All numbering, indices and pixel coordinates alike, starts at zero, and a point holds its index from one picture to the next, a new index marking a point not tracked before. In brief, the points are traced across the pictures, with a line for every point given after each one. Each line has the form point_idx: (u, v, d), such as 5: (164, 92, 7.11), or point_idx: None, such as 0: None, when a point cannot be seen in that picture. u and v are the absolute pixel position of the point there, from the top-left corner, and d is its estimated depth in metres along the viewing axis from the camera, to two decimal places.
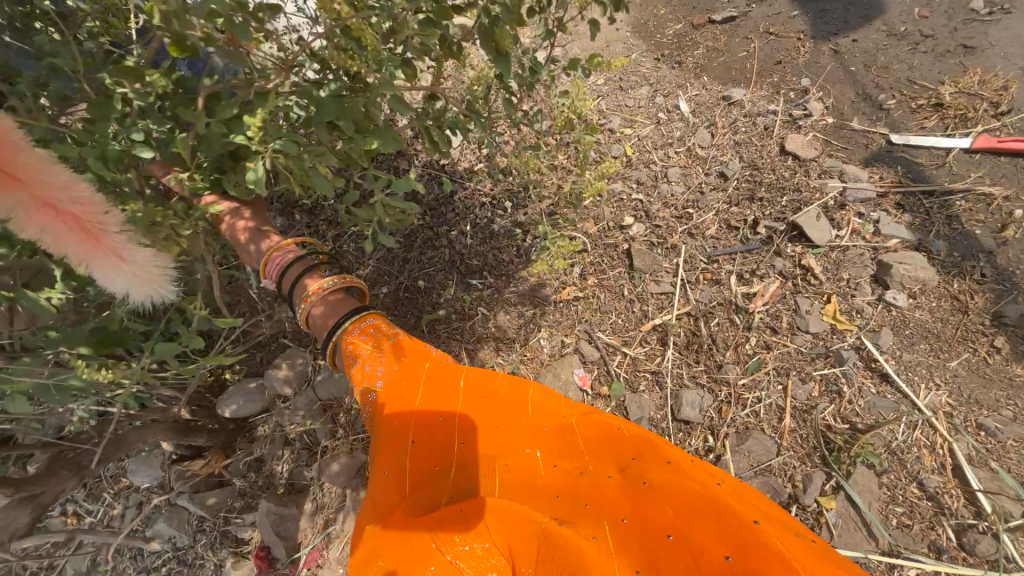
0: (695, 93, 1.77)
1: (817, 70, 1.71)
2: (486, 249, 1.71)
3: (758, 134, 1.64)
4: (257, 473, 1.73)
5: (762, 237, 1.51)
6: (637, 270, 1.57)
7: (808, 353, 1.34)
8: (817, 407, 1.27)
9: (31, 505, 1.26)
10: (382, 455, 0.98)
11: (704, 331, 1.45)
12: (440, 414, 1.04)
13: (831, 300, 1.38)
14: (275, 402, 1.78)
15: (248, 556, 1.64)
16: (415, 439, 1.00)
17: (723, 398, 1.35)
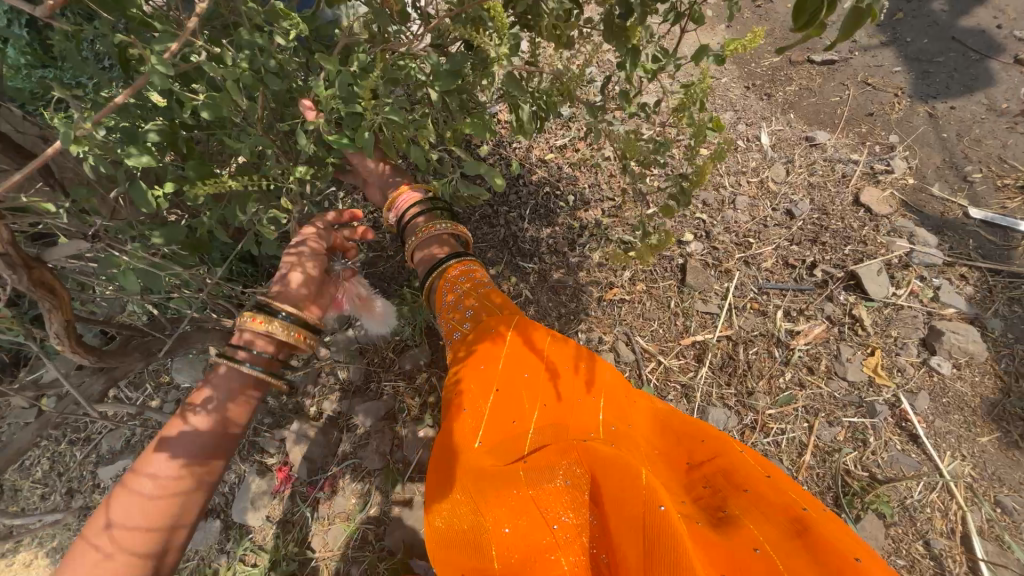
0: (780, 127, 1.79)
1: (907, 130, 1.71)
2: (544, 236, 1.77)
3: (835, 180, 1.66)
4: (289, 397, 1.83)
5: (817, 280, 1.54)
6: (688, 285, 1.62)
7: (840, 399, 1.38)
8: (840, 450, 1.31)
9: (105, 377, 1.41)
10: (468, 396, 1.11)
11: (742, 356, 1.50)
12: (525, 372, 1.13)
13: (875, 353, 1.41)
14: (317, 335, 1.89)
15: (272, 469, 1.72)
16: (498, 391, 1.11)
17: (747, 423, 1.40)
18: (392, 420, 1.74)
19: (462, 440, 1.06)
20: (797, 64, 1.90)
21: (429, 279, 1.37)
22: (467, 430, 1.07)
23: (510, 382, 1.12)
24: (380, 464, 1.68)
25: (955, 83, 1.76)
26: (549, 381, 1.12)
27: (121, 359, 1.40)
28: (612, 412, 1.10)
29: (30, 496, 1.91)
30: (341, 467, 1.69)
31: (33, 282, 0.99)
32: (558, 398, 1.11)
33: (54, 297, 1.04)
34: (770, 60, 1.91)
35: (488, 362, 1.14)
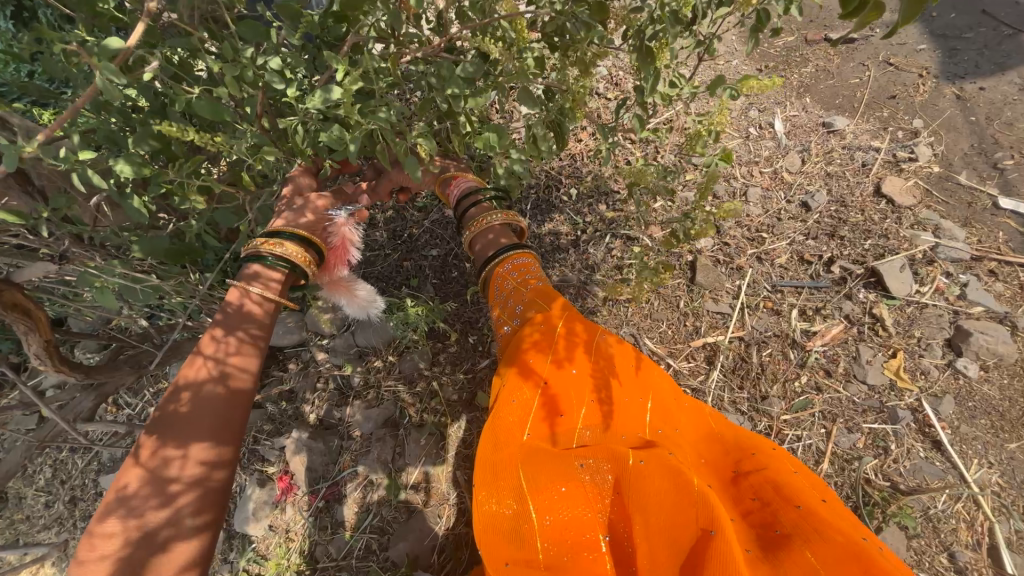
0: (794, 113, 1.69)
1: (932, 113, 1.61)
2: (545, 233, 1.70)
3: (854, 169, 1.56)
4: (288, 403, 1.79)
5: (835, 276, 1.46)
6: (698, 284, 1.54)
7: (859, 404, 1.32)
8: (860, 458, 1.26)
9: (95, 393, 1.37)
10: (516, 386, 1.09)
11: (755, 358, 1.43)
12: (574, 368, 1.11)
13: (897, 355, 1.34)
14: (314, 339, 1.84)
15: (271, 479, 1.69)
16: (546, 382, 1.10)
17: (761, 429, 1.34)
18: (393, 426, 1.70)
19: (506, 432, 1.04)
20: (813, 43, 1.78)
21: (486, 270, 1.40)
22: (511, 423, 1.05)
23: (558, 374, 1.11)
24: (382, 472, 1.65)
25: (986, 61, 1.64)
26: (598, 377, 1.11)
27: (111, 375, 1.35)
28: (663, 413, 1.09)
29: (35, 504, 1.90)
30: (343, 476, 1.66)
31: (5, 304, 0.94)
32: (608, 397, 1.10)
33: (30, 319, 0.99)
34: (784, 40, 1.80)
35: (538, 353, 1.13)
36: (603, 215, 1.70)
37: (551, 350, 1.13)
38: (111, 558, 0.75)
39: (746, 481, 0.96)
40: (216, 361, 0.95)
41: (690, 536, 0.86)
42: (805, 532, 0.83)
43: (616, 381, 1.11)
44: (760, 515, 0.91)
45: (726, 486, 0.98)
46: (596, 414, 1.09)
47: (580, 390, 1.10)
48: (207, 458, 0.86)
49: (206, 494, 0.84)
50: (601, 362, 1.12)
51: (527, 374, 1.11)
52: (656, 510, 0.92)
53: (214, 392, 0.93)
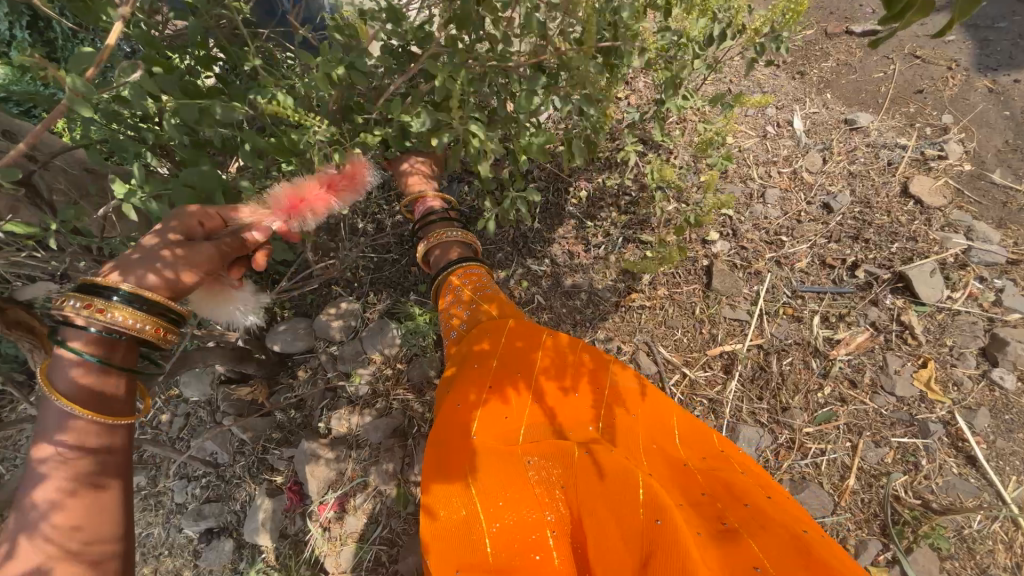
0: (814, 110, 1.62)
1: (962, 108, 1.53)
2: (554, 236, 1.65)
3: (879, 168, 1.49)
4: (297, 411, 1.78)
5: (859, 281, 1.40)
6: (714, 290, 1.49)
7: (888, 417, 1.26)
8: (888, 475, 1.21)
9: None
10: (462, 387, 1.05)
11: (775, 368, 1.38)
12: (518, 369, 1.09)
13: (928, 365, 1.28)
14: (322, 345, 1.83)
15: (281, 488, 1.69)
16: (492, 384, 1.06)
17: (783, 442, 1.30)
18: (403, 435, 1.69)
19: (454, 433, 0.98)
20: (834, 36, 1.71)
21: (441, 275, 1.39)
22: (459, 423, 1.00)
23: (502, 374, 1.08)
24: (392, 483, 1.63)
25: (1021, 51, 1.56)
26: (543, 376, 1.09)
27: None
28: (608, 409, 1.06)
29: None
30: (353, 486, 1.65)
31: (9, 322, 0.94)
32: (552, 395, 1.07)
33: (34, 337, 0.99)
34: (803, 34, 1.73)
35: (484, 354, 1.09)
36: (615, 218, 1.65)
37: (496, 350, 1.10)
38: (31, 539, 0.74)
39: (691, 475, 0.94)
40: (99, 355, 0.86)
41: (635, 532, 0.81)
42: (752, 530, 0.80)
43: (560, 379, 1.09)
44: (707, 507, 0.88)
45: (673, 479, 0.94)
46: (543, 411, 1.06)
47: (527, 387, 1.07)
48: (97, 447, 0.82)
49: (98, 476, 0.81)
50: (547, 359, 1.11)
51: (478, 374, 1.07)
52: (604, 507, 0.87)
53: (79, 393, 0.82)
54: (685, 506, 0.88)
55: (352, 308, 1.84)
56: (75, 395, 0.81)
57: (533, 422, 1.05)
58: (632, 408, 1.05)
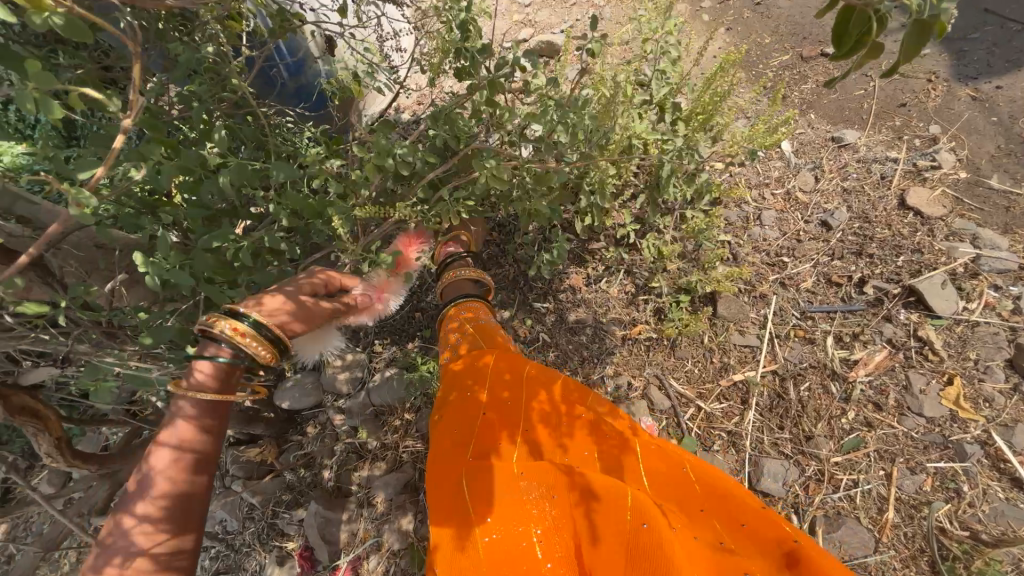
0: (800, 131, 1.64)
1: (948, 117, 1.54)
2: (553, 273, 1.64)
3: (873, 183, 1.49)
4: (306, 470, 1.74)
5: (868, 298, 1.37)
6: (721, 317, 1.46)
7: (919, 440, 1.21)
8: (930, 504, 1.14)
9: (110, 482, 1.37)
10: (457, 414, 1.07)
11: (793, 394, 1.33)
12: (511, 395, 1.10)
13: (954, 382, 1.23)
14: (329, 399, 1.81)
15: (292, 554, 1.63)
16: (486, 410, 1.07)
17: (811, 474, 1.24)
18: (415, 489, 1.63)
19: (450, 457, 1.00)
20: (810, 59, 1.75)
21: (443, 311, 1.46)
22: (455, 447, 1.02)
23: (496, 400, 1.09)
24: (405, 543, 1.56)
25: (998, 59, 1.58)
26: (535, 402, 1.10)
27: (126, 463, 1.35)
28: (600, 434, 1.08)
29: None
30: (366, 548, 1.58)
31: (15, 408, 0.96)
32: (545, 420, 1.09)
33: (37, 421, 1.00)
34: (779, 59, 1.77)
35: (477, 381, 1.11)
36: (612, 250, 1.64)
37: (490, 378, 1.11)
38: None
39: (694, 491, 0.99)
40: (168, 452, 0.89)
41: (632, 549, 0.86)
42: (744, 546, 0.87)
43: (553, 404, 1.10)
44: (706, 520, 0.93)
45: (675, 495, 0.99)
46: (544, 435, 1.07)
47: (526, 413, 1.08)
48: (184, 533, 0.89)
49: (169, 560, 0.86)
50: (548, 388, 1.11)
51: (471, 399, 1.08)
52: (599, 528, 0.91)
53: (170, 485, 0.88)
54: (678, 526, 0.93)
55: (357, 358, 1.82)
56: (160, 483, 0.87)
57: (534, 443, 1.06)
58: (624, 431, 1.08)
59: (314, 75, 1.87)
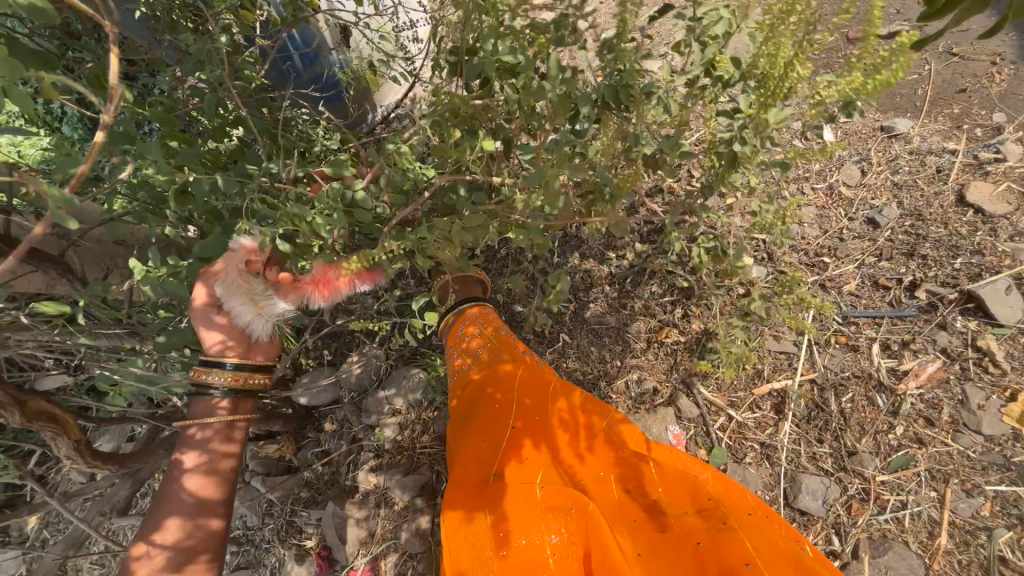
0: (846, 120, 1.51)
1: (1015, 104, 1.43)
2: (575, 270, 1.56)
3: (928, 176, 1.39)
4: (323, 468, 1.73)
5: (921, 303, 1.31)
6: (755, 321, 1.38)
7: (975, 461, 1.22)
8: (990, 533, 1.16)
9: (132, 481, 1.41)
10: (484, 427, 1.11)
11: (834, 407, 1.31)
12: (537, 411, 1.13)
13: (1018, 399, 1.22)
14: (345, 397, 1.78)
15: (310, 553, 1.64)
16: (513, 425, 1.11)
17: (853, 493, 1.25)
18: (432, 491, 1.61)
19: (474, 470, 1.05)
20: (857, 41, 1.63)
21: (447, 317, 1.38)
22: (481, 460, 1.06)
23: (524, 414, 1.13)
24: (422, 547, 1.54)
25: None
26: (561, 418, 1.13)
27: (144, 462, 1.38)
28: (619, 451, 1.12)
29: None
30: (383, 549, 1.57)
31: (32, 414, 0.99)
32: (570, 437, 1.12)
33: (56, 425, 1.03)
34: (823, 41, 1.64)
35: (503, 393, 1.14)
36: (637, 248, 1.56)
37: (516, 394, 1.14)
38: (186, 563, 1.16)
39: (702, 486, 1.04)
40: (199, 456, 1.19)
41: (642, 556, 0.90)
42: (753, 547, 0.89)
43: (577, 419, 1.13)
44: (712, 511, 0.99)
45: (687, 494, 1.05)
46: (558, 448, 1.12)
47: (549, 427, 1.12)
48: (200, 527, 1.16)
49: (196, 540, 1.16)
50: (566, 395, 1.15)
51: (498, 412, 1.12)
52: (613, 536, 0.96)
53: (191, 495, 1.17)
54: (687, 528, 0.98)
55: (372, 354, 1.78)
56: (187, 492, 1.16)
57: (549, 459, 1.11)
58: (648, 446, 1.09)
59: (328, 64, 1.82)
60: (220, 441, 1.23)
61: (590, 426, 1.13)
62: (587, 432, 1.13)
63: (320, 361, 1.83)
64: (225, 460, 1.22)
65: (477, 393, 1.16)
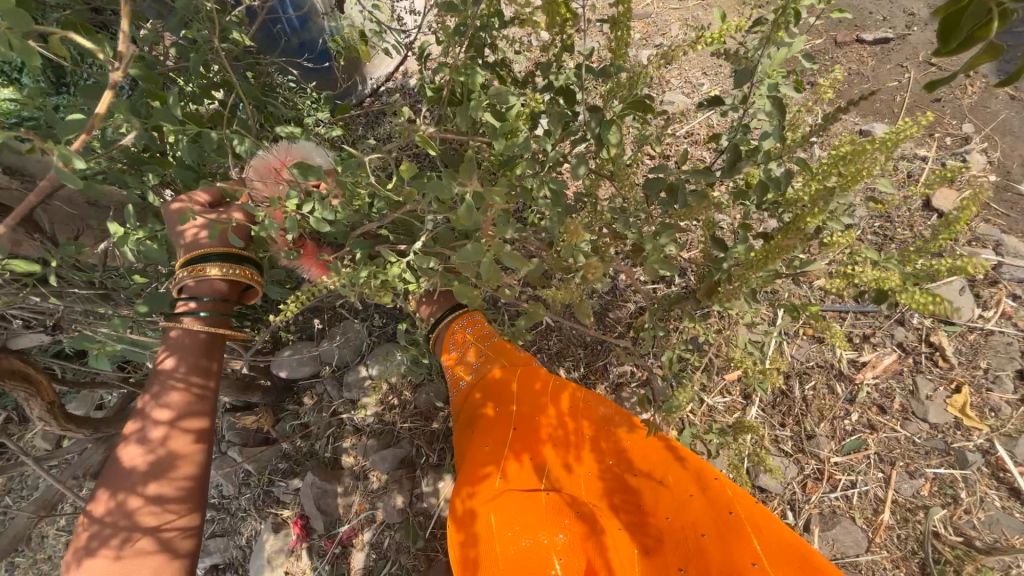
0: (828, 122, 1.59)
1: (984, 116, 1.53)
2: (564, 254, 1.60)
3: (899, 181, 1.49)
4: (303, 440, 1.73)
5: (883, 300, 1.43)
6: (730, 312, 1.47)
7: (922, 447, 1.33)
8: (928, 509, 1.28)
9: (105, 447, 1.40)
10: (489, 433, 1.19)
11: (797, 393, 1.42)
12: (535, 413, 1.24)
13: (962, 390, 1.34)
14: (326, 371, 1.78)
15: (287, 522, 1.64)
16: (516, 428, 1.22)
17: (809, 473, 1.36)
18: (413, 465, 1.65)
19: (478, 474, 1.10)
20: (845, 45, 1.68)
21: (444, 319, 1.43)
22: (485, 461, 1.13)
23: (524, 418, 1.24)
24: (400, 517, 1.58)
25: None
26: (556, 418, 1.22)
27: (119, 428, 1.37)
28: (611, 450, 1.24)
29: (56, 544, 1.86)
30: (362, 519, 1.61)
31: (3, 372, 0.97)
32: (567, 437, 1.23)
33: (29, 385, 1.02)
34: (813, 43, 1.69)
35: (503, 400, 1.24)
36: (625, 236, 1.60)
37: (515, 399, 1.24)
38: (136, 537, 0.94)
39: (706, 468, 1.05)
40: (144, 410, 1.02)
41: None
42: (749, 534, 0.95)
43: (572, 417, 1.23)
44: (716, 495, 1.02)
45: (689, 477, 1.08)
46: (558, 456, 1.22)
47: (547, 428, 1.22)
48: (148, 493, 0.96)
49: (154, 505, 0.96)
50: (561, 391, 1.24)
51: (500, 417, 1.23)
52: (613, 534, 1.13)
53: (138, 457, 0.98)
54: (686, 512, 1.09)
55: (355, 330, 1.79)
56: (139, 456, 0.98)
57: (551, 460, 1.23)
58: (637, 441, 1.20)
59: (319, 31, 1.76)
60: (156, 407, 1.02)
61: (585, 425, 1.25)
62: (584, 429, 1.25)
63: (301, 334, 1.82)
64: (163, 429, 1.00)
65: (478, 400, 1.28)
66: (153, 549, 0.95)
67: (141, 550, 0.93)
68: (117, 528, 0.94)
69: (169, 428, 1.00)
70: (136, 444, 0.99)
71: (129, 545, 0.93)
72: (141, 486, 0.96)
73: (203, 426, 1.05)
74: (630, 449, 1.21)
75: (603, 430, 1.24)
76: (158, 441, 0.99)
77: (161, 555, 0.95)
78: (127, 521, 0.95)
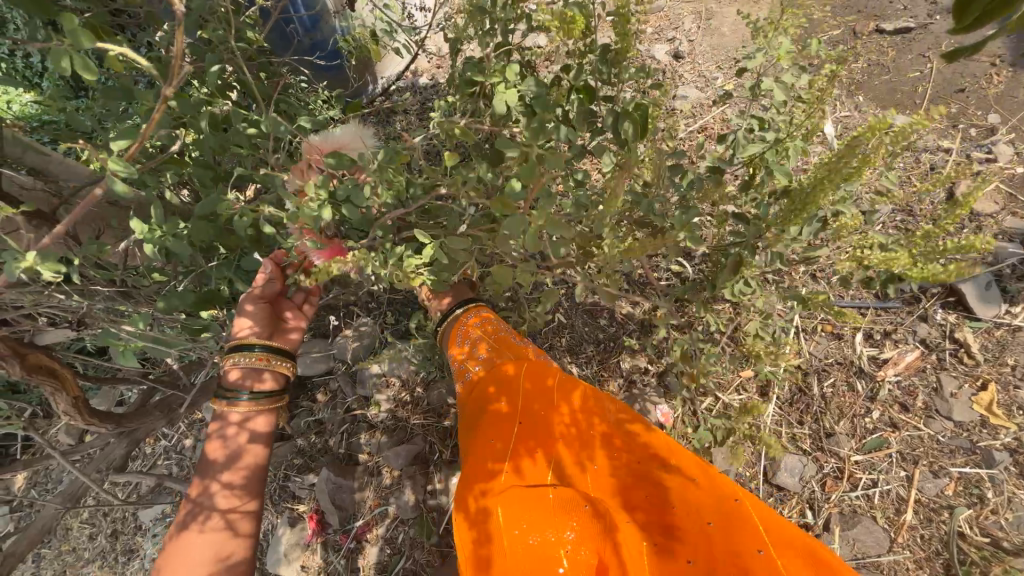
0: (846, 114, 1.56)
1: (1010, 106, 1.49)
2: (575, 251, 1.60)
3: (921, 174, 1.47)
4: (317, 436, 1.75)
5: (905, 296, 1.41)
6: (746, 307, 1.45)
7: (946, 445, 1.31)
8: (952, 509, 1.25)
9: (127, 440, 1.45)
10: (488, 427, 1.19)
11: (816, 390, 1.40)
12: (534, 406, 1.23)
13: (988, 388, 1.31)
14: (340, 367, 1.80)
15: (302, 517, 1.67)
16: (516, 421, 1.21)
17: (829, 471, 1.34)
18: (425, 462, 1.65)
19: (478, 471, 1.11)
20: (864, 35, 1.65)
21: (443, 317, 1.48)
22: (486, 457, 1.14)
23: (524, 412, 1.22)
24: (414, 512, 1.59)
25: None
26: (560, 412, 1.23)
27: (140, 423, 1.42)
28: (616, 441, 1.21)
29: (80, 535, 1.90)
30: (376, 514, 1.62)
31: (31, 367, 0.99)
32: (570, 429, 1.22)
33: (55, 379, 1.04)
34: (831, 34, 1.66)
35: (504, 391, 1.24)
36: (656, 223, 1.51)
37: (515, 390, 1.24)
38: (212, 520, 1.13)
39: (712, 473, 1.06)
40: (219, 416, 1.24)
41: None
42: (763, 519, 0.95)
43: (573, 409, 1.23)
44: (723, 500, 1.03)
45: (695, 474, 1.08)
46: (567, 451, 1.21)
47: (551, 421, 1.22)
48: (227, 481, 1.17)
49: (228, 490, 1.16)
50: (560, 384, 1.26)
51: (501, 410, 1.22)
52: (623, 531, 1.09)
53: (215, 452, 1.19)
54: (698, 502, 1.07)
55: (367, 327, 1.80)
56: (219, 450, 1.20)
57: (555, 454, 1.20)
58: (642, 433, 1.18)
59: (330, 31, 1.77)
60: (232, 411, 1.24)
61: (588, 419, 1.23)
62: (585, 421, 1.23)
63: (314, 331, 1.84)
64: (235, 429, 1.22)
65: (479, 390, 1.28)
66: (221, 526, 1.13)
67: (215, 527, 1.12)
68: (201, 510, 1.13)
69: (239, 428, 1.22)
70: (218, 440, 1.21)
71: (207, 522, 1.12)
72: (219, 474, 1.17)
73: (262, 424, 1.25)
74: (633, 440, 1.18)
75: (606, 422, 1.23)
76: (232, 438, 1.21)
77: (230, 534, 1.13)
78: (207, 505, 1.14)
